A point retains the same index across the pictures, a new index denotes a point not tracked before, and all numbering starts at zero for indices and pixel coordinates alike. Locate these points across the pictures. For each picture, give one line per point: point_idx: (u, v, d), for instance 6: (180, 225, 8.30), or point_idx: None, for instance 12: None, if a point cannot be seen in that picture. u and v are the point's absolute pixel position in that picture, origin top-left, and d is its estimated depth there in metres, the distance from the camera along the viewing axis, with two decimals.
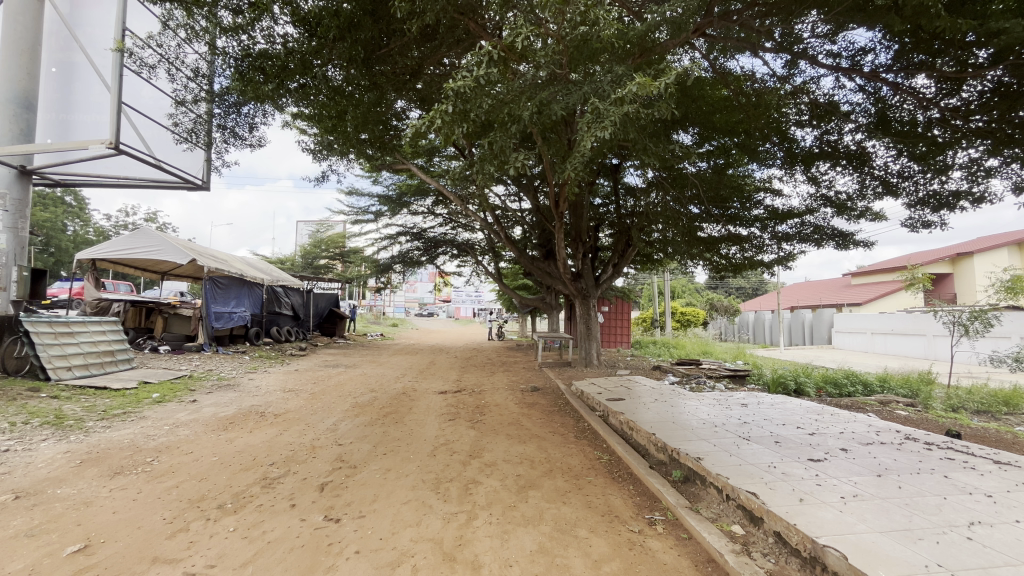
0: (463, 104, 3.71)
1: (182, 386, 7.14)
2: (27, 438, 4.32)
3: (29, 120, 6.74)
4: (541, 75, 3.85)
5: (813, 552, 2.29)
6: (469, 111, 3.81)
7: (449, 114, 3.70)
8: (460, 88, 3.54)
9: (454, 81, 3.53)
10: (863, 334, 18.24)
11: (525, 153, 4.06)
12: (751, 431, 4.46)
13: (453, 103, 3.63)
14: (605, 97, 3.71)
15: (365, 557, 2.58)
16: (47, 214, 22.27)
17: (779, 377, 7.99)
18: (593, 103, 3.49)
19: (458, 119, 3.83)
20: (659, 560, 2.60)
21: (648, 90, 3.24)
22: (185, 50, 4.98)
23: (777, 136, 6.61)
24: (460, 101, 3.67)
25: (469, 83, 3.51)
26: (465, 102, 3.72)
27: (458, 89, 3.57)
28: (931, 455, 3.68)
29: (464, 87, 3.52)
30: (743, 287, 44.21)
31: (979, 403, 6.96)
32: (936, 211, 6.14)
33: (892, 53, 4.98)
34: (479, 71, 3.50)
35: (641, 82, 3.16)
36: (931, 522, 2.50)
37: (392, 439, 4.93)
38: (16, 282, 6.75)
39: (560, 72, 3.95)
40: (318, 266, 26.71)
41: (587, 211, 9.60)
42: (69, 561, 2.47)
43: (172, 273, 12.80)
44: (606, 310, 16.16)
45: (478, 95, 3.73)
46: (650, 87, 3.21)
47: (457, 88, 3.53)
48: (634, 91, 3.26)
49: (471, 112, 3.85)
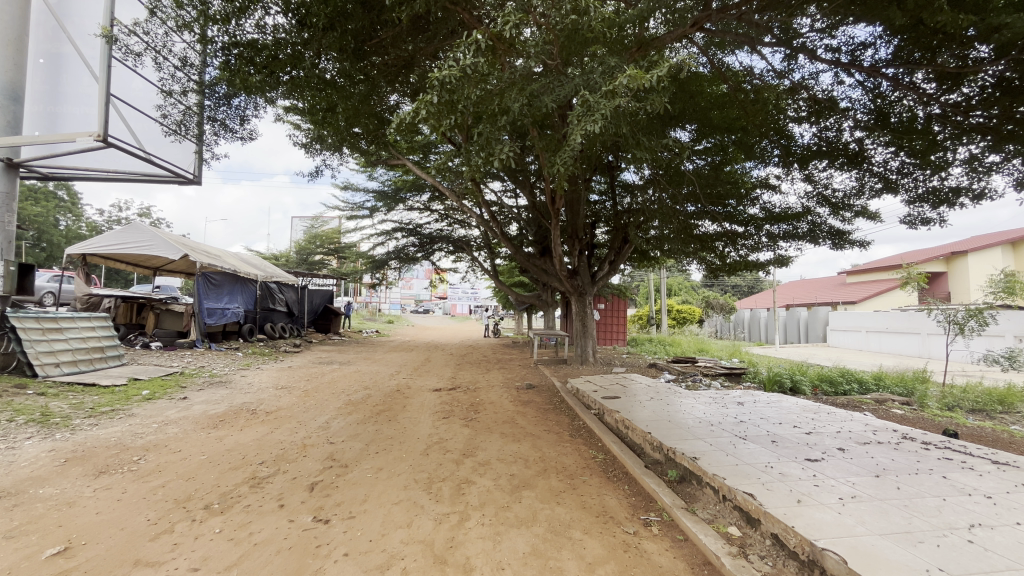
0: (449, 94, 3.58)
1: (173, 382, 7.08)
2: (12, 436, 4.23)
3: (16, 112, 6.62)
4: (532, 67, 3.80)
5: (812, 555, 2.24)
6: (456, 102, 3.68)
7: (435, 105, 3.59)
8: (446, 77, 3.35)
9: (439, 70, 3.36)
10: (858, 333, 18.31)
11: (511, 147, 3.91)
12: (747, 430, 4.42)
13: (439, 93, 3.51)
14: (596, 88, 3.59)
15: (354, 559, 2.52)
16: (40, 208, 21.96)
17: (774, 375, 7.95)
18: (583, 95, 3.37)
19: (444, 110, 3.70)
20: (654, 562, 2.56)
21: (640, 82, 3.10)
22: (173, 39, 4.86)
23: (775, 134, 6.56)
24: (446, 90, 3.53)
25: (456, 73, 3.32)
26: (452, 93, 3.60)
27: (444, 78, 3.40)
28: (928, 454, 3.65)
29: (450, 77, 3.35)
30: (738, 283, 44.69)
31: (974, 401, 6.95)
32: (936, 207, 6.02)
33: (892, 48, 4.94)
34: (466, 59, 3.31)
35: (631, 74, 3.01)
36: (932, 524, 2.46)
37: (385, 438, 4.87)
38: (4, 276, 6.56)
39: (552, 63, 3.91)
40: (312, 262, 26.79)
41: (583, 208, 9.49)
42: (48, 564, 2.39)
43: (165, 268, 12.65)
44: (602, 307, 16.22)
45: (466, 86, 3.60)
46: (641, 79, 3.07)
47: (443, 78, 3.35)
48: (626, 83, 3.12)
49: (459, 104, 3.72)
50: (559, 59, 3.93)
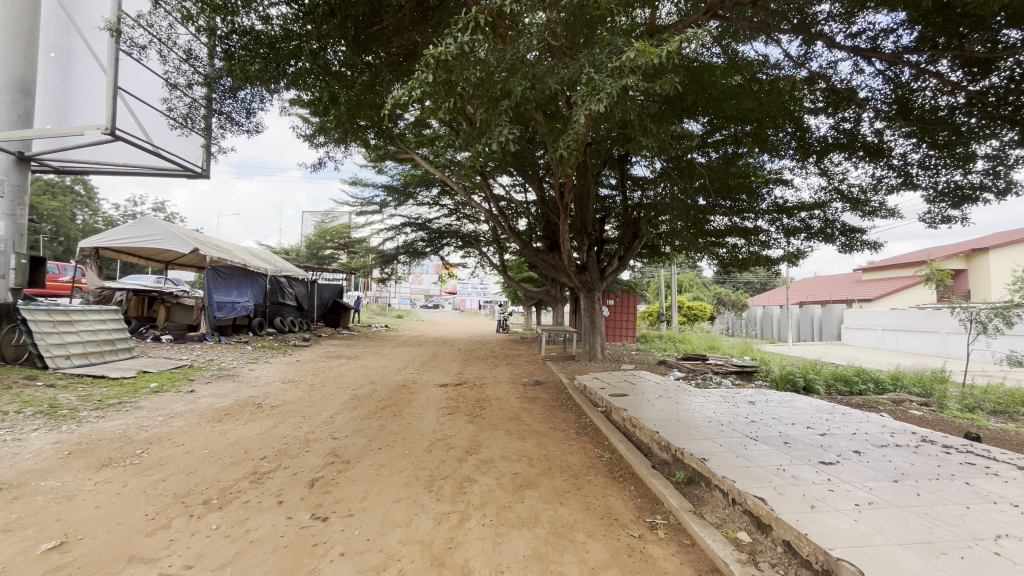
0: (446, 73, 3.29)
1: (182, 375, 7.11)
2: (19, 427, 4.25)
3: (27, 106, 6.67)
4: (532, 47, 3.76)
5: (826, 565, 2.13)
6: (454, 82, 3.44)
7: (431, 85, 3.32)
8: (442, 54, 3.13)
9: (435, 47, 3.14)
10: (874, 331, 17.96)
11: (511, 129, 3.75)
12: (759, 431, 4.27)
13: (435, 72, 3.22)
14: (602, 68, 3.43)
15: (350, 559, 2.46)
16: (56, 203, 22.28)
17: (786, 374, 7.75)
18: (587, 75, 3.23)
19: (442, 91, 3.44)
20: (659, 568, 2.46)
21: (647, 58, 2.92)
22: (177, 31, 4.81)
23: (791, 125, 6.36)
24: (442, 69, 3.25)
25: (453, 51, 3.11)
26: (449, 72, 3.32)
27: (440, 56, 3.17)
28: (950, 459, 3.49)
29: (447, 54, 3.13)
30: (750, 280, 44.11)
31: (996, 403, 6.71)
32: (957, 206, 5.76)
33: (916, 35, 4.75)
34: (465, 37, 3.13)
35: (638, 47, 2.82)
36: (954, 534, 2.32)
37: (389, 434, 4.82)
38: (15, 269, 6.69)
39: (555, 43, 4.03)
40: (323, 257, 27.01)
41: (593, 202, 9.27)
42: (42, 559, 2.36)
43: (177, 262, 12.78)
44: (611, 303, 16.07)
45: (464, 65, 3.34)
46: (649, 55, 2.89)
47: (439, 55, 3.11)
48: (633, 59, 2.95)
49: (458, 86, 3.50)
50: (563, 38, 3.98)
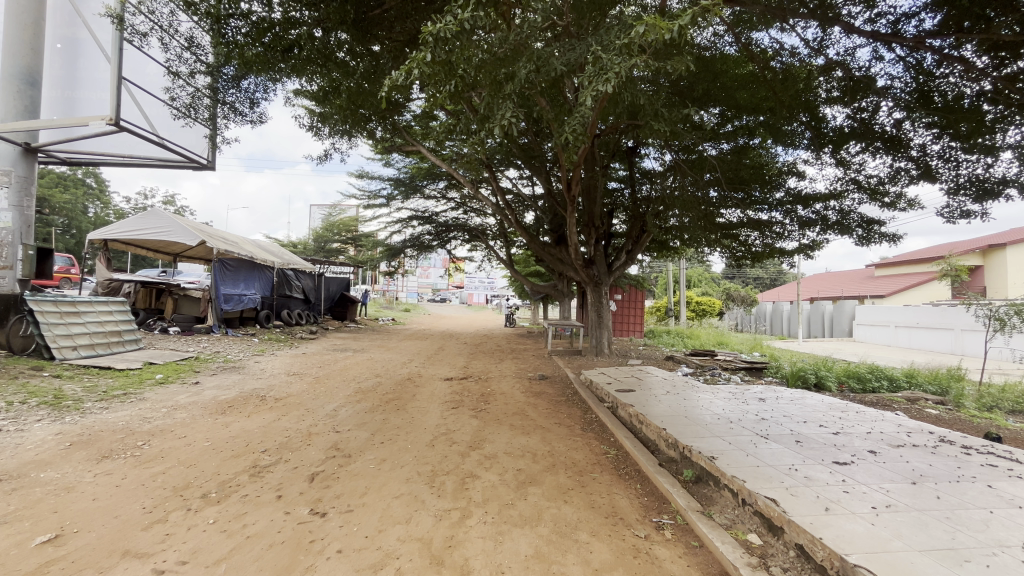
0: (446, 53, 3.20)
1: (187, 367, 7.12)
2: (22, 418, 4.25)
3: (33, 97, 6.66)
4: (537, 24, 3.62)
5: (842, 570, 2.03)
6: (455, 64, 3.37)
7: (429, 65, 3.23)
8: (442, 32, 3.02)
9: (434, 24, 3.02)
10: (887, 327, 17.67)
11: (514, 112, 3.67)
12: (769, 429, 4.15)
13: (434, 51, 3.13)
14: (609, 46, 3.32)
15: (347, 557, 2.40)
16: (69, 197, 22.51)
17: (798, 371, 7.60)
18: (595, 53, 3.10)
19: (442, 73, 3.39)
20: (665, 571, 2.37)
21: (657, 33, 2.78)
22: (178, 18, 4.75)
23: (806, 115, 6.17)
24: (442, 49, 3.16)
25: (453, 28, 2.99)
26: (449, 52, 3.23)
27: (440, 34, 3.06)
28: (970, 460, 3.36)
29: (446, 32, 3.01)
30: (760, 275, 43.54)
31: (1015, 402, 6.52)
32: (979, 201, 5.60)
33: (938, 18, 4.55)
34: (464, 14, 3.00)
35: (648, 22, 2.69)
36: (978, 540, 2.21)
37: (392, 427, 4.77)
38: (22, 261, 6.68)
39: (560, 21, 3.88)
40: (330, 250, 27.07)
41: (601, 195, 9.09)
42: (36, 553, 2.32)
43: (185, 254, 12.85)
44: (618, 298, 15.89)
45: (464, 45, 3.24)
46: (661, 29, 2.76)
47: (438, 32, 3.01)
48: (642, 34, 2.81)
49: (459, 67, 3.43)
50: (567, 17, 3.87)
